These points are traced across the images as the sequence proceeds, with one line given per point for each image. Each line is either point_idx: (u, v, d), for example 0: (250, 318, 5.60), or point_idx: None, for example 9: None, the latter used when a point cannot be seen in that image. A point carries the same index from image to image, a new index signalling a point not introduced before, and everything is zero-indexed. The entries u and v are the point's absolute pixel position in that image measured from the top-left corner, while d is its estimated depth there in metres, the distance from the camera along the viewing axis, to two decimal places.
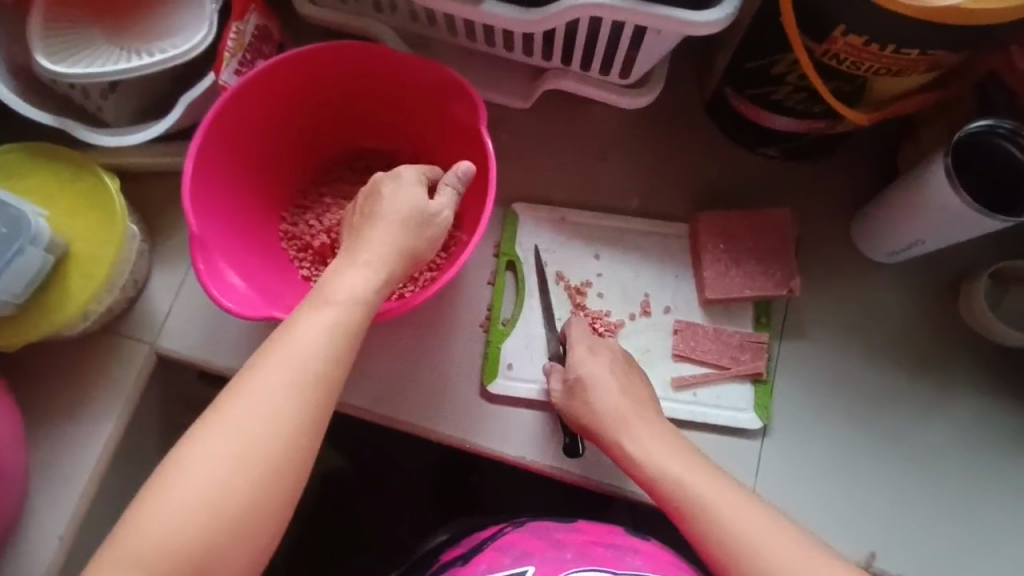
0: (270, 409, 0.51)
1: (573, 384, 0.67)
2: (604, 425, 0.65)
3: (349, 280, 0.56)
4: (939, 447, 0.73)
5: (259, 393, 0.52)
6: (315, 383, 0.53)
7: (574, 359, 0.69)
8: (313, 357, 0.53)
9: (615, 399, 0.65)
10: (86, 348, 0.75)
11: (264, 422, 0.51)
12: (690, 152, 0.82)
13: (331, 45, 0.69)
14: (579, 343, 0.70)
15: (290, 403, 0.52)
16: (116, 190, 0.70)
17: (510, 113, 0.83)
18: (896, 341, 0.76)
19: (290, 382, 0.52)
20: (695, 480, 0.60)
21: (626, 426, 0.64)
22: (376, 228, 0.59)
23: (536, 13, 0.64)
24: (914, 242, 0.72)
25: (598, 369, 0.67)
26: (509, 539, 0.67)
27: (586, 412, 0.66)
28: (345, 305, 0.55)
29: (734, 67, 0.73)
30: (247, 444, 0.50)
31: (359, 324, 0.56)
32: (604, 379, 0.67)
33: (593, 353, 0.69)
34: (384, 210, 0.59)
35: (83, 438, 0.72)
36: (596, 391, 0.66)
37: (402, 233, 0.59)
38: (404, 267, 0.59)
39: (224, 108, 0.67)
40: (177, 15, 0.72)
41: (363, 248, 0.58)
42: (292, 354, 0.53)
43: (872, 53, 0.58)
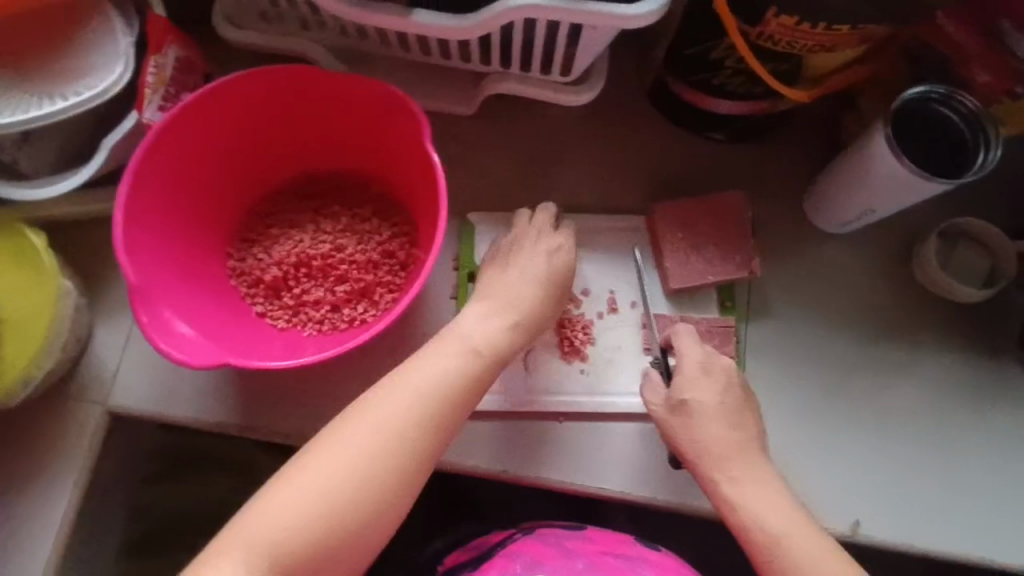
0: (399, 429, 0.56)
1: (678, 407, 0.65)
2: (702, 457, 0.63)
3: (481, 324, 0.63)
4: (908, 408, 0.75)
5: (393, 411, 0.57)
6: (447, 409, 0.59)
7: (684, 379, 0.66)
8: (446, 384, 0.59)
9: (723, 433, 0.64)
10: (32, 416, 0.70)
11: (393, 440, 0.56)
12: (639, 143, 0.81)
13: (260, 71, 0.66)
14: (690, 358, 0.67)
15: (419, 426, 0.57)
16: (43, 245, 0.65)
17: (454, 121, 0.81)
18: (857, 309, 0.78)
19: (408, 422, 0.57)
20: (764, 513, 0.60)
21: (724, 462, 0.63)
22: (512, 275, 0.67)
23: (468, 20, 0.63)
24: (865, 212, 0.73)
25: (708, 398, 0.65)
26: (519, 546, 0.66)
27: (686, 439, 0.64)
28: (483, 348, 0.62)
29: (673, 55, 0.72)
30: (374, 459, 0.55)
31: (484, 364, 0.62)
32: (713, 409, 0.65)
33: (706, 373, 0.66)
34: (516, 263, 0.67)
35: (40, 512, 0.68)
36: (701, 422, 0.64)
37: (531, 283, 0.66)
38: (528, 314, 0.66)
39: (150, 149, 0.64)
40: (84, 52, 0.68)
41: (496, 299, 0.65)
42: (427, 380, 0.59)
43: (805, 32, 0.59)
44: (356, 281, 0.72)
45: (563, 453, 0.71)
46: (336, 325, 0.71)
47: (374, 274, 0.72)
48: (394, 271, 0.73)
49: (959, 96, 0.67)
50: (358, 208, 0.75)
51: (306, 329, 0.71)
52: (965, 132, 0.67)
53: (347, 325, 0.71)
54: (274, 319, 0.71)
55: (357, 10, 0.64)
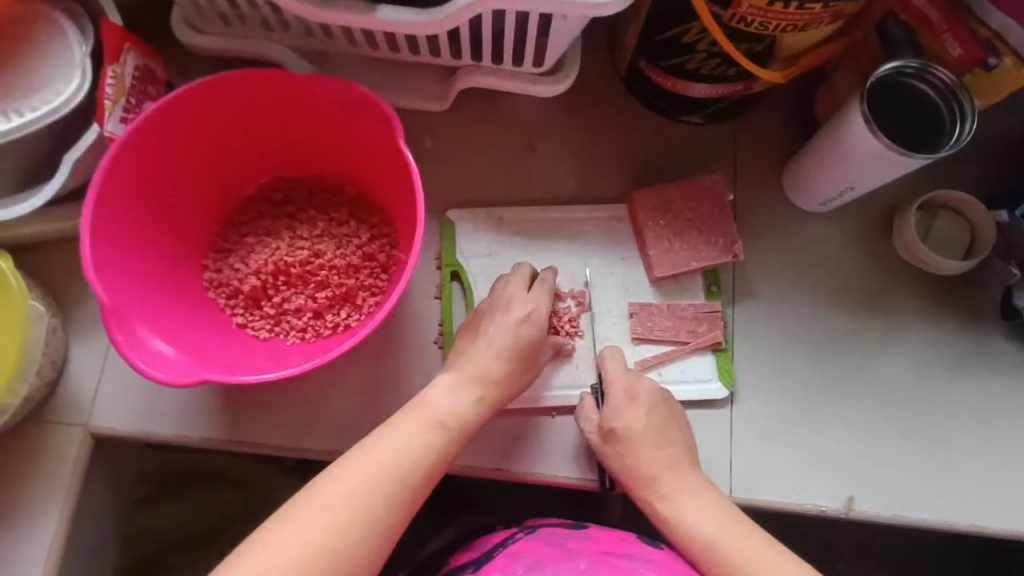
0: (372, 485, 0.58)
1: (609, 434, 0.67)
2: (637, 479, 0.65)
3: (450, 390, 0.64)
4: (896, 382, 0.76)
5: (366, 466, 0.58)
6: (420, 465, 0.60)
7: (608, 405, 0.68)
8: (418, 442, 0.61)
9: (655, 454, 0.66)
10: (12, 443, 0.68)
11: (368, 493, 0.57)
12: (616, 130, 0.80)
13: (224, 76, 0.64)
14: (615, 384, 0.68)
15: (392, 484, 0.58)
16: (9, 268, 0.62)
17: (428, 117, 0.80)
18: (842, 286, 0.78)
19: (393, 470, 0.59)
20: (700, 524, 0.62)
21: (655, 481, 0.65)
22: (481, 349, 0.66)
23: (435, 15, 0.61)
24: (845, 189, 0.73)
25: (636, 422, 0.67)
26: (520, 547, 0.64)
27: (620, 465, 0.66)
28: (449, 419, 0.63)
29: (644, 41, 0.71)
30: (350, 510, 0.56)
31: (453, 427, 0.63)
32: (641, 433, 0.66)
33: (630, 400, 0.68)
34: (490, 334, 0.67)
35: (28, 541, 0.67)
36: (633, 446, 0.66)
37: (502, 354, 0.66)
38: (500, 387, 0.65)
39: (113, 163, 0.62)
40: (39, 65, 0.66)
41: (467, 364, 0.65)
42: (400, 439, 0.61)
43: (777, 12, 0.58)
44: (337, 287, 0.70)
45: (556, 448, 0.71)
46: (320, 332, 0.70)
47: (355, 279, 0.71)
48: (375, 274, 0.71)
49: (932, 70, 0.66)
50: (335, 212, 0.73)
51: (288, 338, 0.70)
52: (940, 106, 0.68)
53: (330, 332, 0.70)
54: (255, 330, 0.70)
55: (321, 9, 0.62)
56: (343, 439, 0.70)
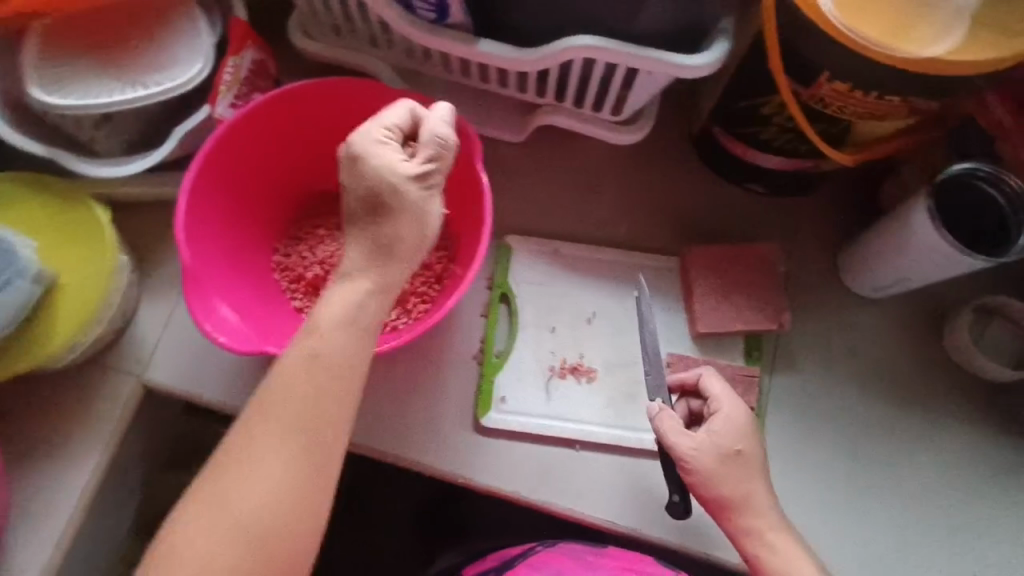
0: (318, 396, 0.54)
1: (729, 456, 0.64)
2: (740, 504, 0.63)
3: (336, 305, 0.56)
4: (926, 481, 0.74)
5: (277, 414, 0.53)
6: (341, 378, 0.55)
7: (727, 426, 0.65)
8: (340, 351, 0.55)
9: (762, 489, 0.64)
10: (72, 380, 0.73)
11: (289, 445, 0.53)
12: (680, 186, 0.83)
13: (329, 82, 0.69)
14: (734, 407, 0.66)
15: (310, 430, 0.54)
16: (107, 220, 0.69)
17: (503, 146, 0.84)
18: (883, 374, 0.78)
19: (321, 389, 0.54)
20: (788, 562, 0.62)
21: (764, 511, 0.63)
22: (354, 202, 0.57)
23: (531, 54, 0.66)
24: (900, 279, 0.73)
25: (756, 450, 0.65)
26: (541, 558, 0.69)
27: (733, 489, 0.63)
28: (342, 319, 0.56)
29: (722, 107, 0.75)
30: (296, 421, 0.53)
31: (345, 338, 0.55)
32: (757, 463, 0.65)
33: (750, 425, 0.65)
34: (381, 185, 0.56)
35: (65, 476, 0.71)
36: (747, 476, 0.64)
37: (399, 202, 0.56)
38: (399, 275, 0.57)
39: (218, 144, 0.67)
40: (169, 46, 0.72)
41: (365, 267, 0.57)
42: (305, 370, 0.54)
43: (857, 99, 0.60)
44: None
45: (575, 480, 0.73)
46: None
47: (410, 284, 0.75)
48: (430, 284, 0.76)
49: (1006, 177, 0.67)
50: None
51: None
52: (1008, 213, 0.67)
53: None
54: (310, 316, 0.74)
55: (427, 35, 0.68)
56: (370, 434, 0.73)
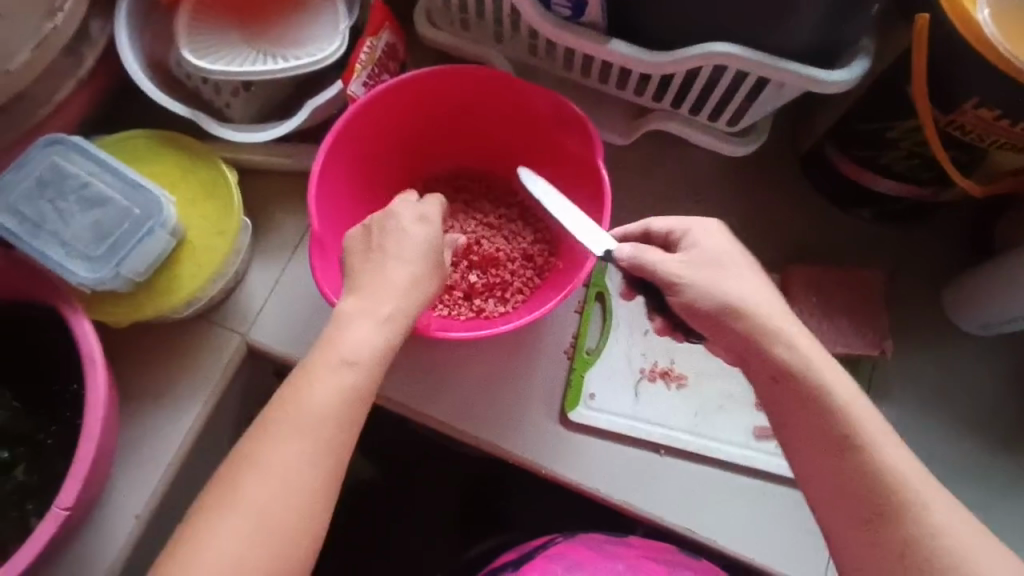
0: (314, 437, 0.54)
1: (705, 262, 0.59)
2: (756, 323, 0.57)
3: (364, 331, 0.57)
4: (1019, 528, 0.72)
5: (272, 453, 0.53)
6: (340, 419, 0.55)
7: (701, 238, 0.60)
8: (337, 394, 0.55)
9: (765, 294, 0.58)
10: (182, 332, 0.77)
11: (288, 474, 0.53)
12: (784, 204, 0.83)
13: (454, 70, 0.71)
14: (700, 221, 0.61)
15: (310, 459, 0.54)
16: (235, 183, 0.73)
17: (609, 148, 0.85)
18: (983, 414, 0.75)
19: (319, 430, 0.54)
20: (838, 387, 0.55)
21: (779, 322, 0.57)
22: (391, 267, 0.60)
23: (663, 57, 0.67)
24: (1015, 317, 0.71)
25: (740, 256, 0.59)
26: (560, 549, 0.72)
27: (743, 304, 0.57)
28: (357, 358, 0.57)
29: (843, 127, 0.74)
30: (290, 462, 0.53)
31: (351, 381, 0.56)
32: (749, 268, 0.59)
33: (722, 233, 0.61)
34: (404, 250, 0.61)
35: (169, 421, 0.74)
36: (733, 274, 0.58)
37: (422, 280, 0.61)
38: (417, 310, 0.60)
39: (351, 119, 0.70)
40: (310, 24, 0.76)
41: (381, 300, 0.59)
42: (309, 408, 0.55)
43: (1001, 128, 0.59)
44: (493, 275, 0.77)
45: (649, 482, 0.73)
46: (466, 313, 0.76)
47: (510, 273, 0.77)
48: (530, 275, 0.77)
49: None
50: (507, 209, 0.80)
51: (438, 310, 0.76)
52: None
53: (474, 314, 0.76)
54: None
55: (561, 31, 0.69)
56: (457, 415, 0.75)
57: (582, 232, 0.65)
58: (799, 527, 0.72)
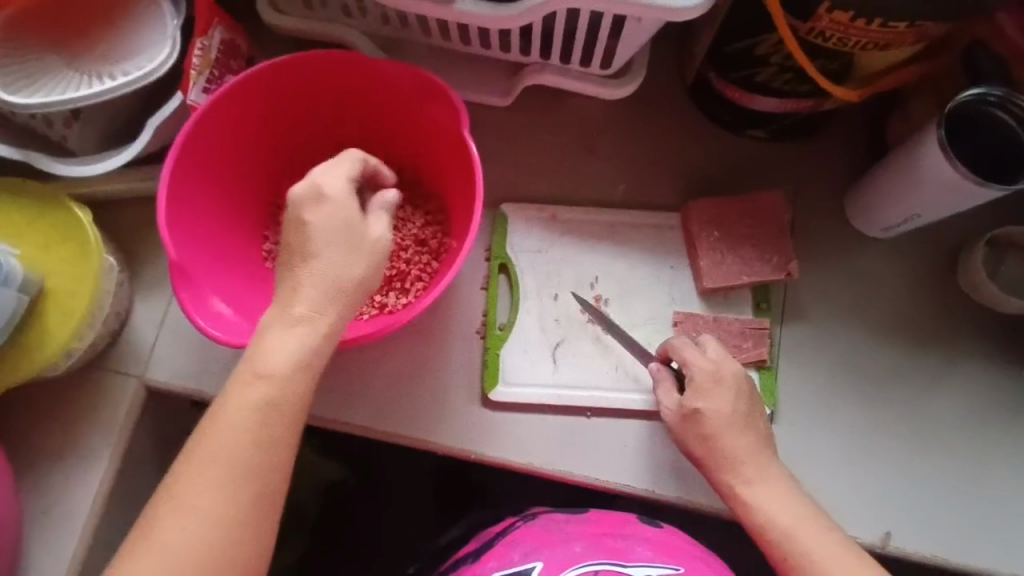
0: (238, 451, 0.51)
1: (689, 415, 0.64)
2: (719, 463, 0.62)
3: (281, 339, 0.54)
4: (944, 420, 0.73)
5: (195, 473, 0.51)
6: (264, 431, 0.52)
7: (697, 390, 0.64)
8: (259, 404, 0.52)
9: (738, 438, 0.62)
10: (72, 387, 0.72)
11: (218, 496, 0.50)
12: (678, 139, 0.80)
13: (298, 57, 0.66)
14: (703, 363, 0.65)
15: (242, 479, 0.51)
16: (88, 221, 0.67)
17: (491, 111, 0.81)
18: (897, 315, 0.76)
19: (242, 442, 0.51)
20: (782, 515, 0.60)
21: (740, 466, 0.62)
22: (300, 266, 0.55)
23: (511, 9, 0.62)
24: (911, 216, 0.71)
25: (722, 405, 0.63)
26: (519, 535, 0.68)
27: (701, 448, 0.63)
28: (281, 363, 0.53)
29: (716, 50, 0.71)
30: (216, 479, 0.50)
31: (275, 389, 0.53)
32: (724, 417, 0.63)
33: (717, 382, 0.64)
34: (314, 245, 0.55)
35: (76, 480, 0.70)
36: (716, 428, 0.63)
37: (340, 267, 0.55)
38: (348, 303, 0.56)
39: (194, 130, 0.64)
40: (136, 33, 0.69)
41: (298, 300, 0.54)
42: (232, 423, 0.52)
43: (859, 28, 0.57)
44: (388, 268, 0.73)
45: (582, 447, 0.72)
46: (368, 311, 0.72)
47: (405, 262, 0.74)
48: (428, 260, 0.74)
49: (1018, 98, 0.63)
50: None
51: None
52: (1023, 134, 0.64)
53: (376, 312, 0.72)
54: None
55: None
56: (378, 417, 0.72)
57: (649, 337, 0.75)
58: (616, 459, 0.72)
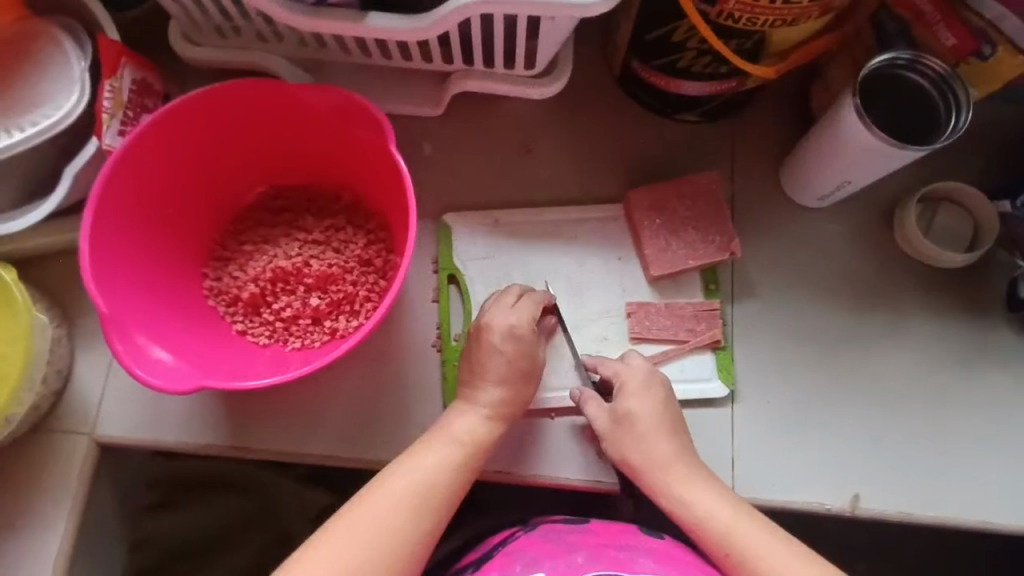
0: (431, 484, 0.60)
1: (621, 419, 0.66)
2: (648, 465, 0.64)
3: (474, 417, 0.64)
4: (899, 378, 0.75)
5: (396, 491, 0.59)
6: (455, 475, 0.61)
7: (630, 396, 0.67)
8: (454, 452, 0.62)
9: (666, 441, 0.65)
10: (19, 453, 0.69)
11: (401, 529, 0.57)
12: (612, 130, 0.80)
13: (212, 91, 0.65)
14: (632, 373, 0.68)
15: (423, 518, 0.59)
16: (14, 280, 0.64)
17: (424, 122, 0.80)
18: (843, 281, 0.77)
19: (434, 478, 0.60)
20: (705, 503, 0.62)
21: (670, 467, 0.64)
22: (500, 352, 0.66)
23: (423, 20, 0.62)
24: (842, 183, 0.72)
25: (650, 411, 0.66)
26: (520, 544, 0.67)
27: (630, 451, 0.65)
28: (468, 438, 0.63)
29: (636, 41, 0.72)
30: (413, 499, 0.59)
31: (463, 450, 0.63)
32: (650, 422, 0.66)
33: (645, 388, 0.67)
34: (523, 343, 0.66)
35: (34, 549, 0.68)
36: (645, 431, 0.65)
37: (523, 368, 0.66)
38: (512, 408, 0.66)
39: (112, 176, 0.63)
40: (41, 81, 0.67)
41: (491, 385, 0.65)
42: (432, 461, 0.61)
43: (765, 7, 0.58)
44: (334, 292, 0.71)
45: (551, 450, 0.71)
46: (318, 339, 0.70)
47: (352, 285, 0.72)
48: (374, 279, 0.72)
49: (925, 59, 0.65)
50: (331, 217, 0.74)
51: (288, 345, 0.71)
52: (936, 97, 0.66)
53: (328, 337, 0.70)
54: (255, 337, 0.71)
55: (311, 19, 0.63)
56: (340, 444, 0.71)
57: (599, 320, 0.75)
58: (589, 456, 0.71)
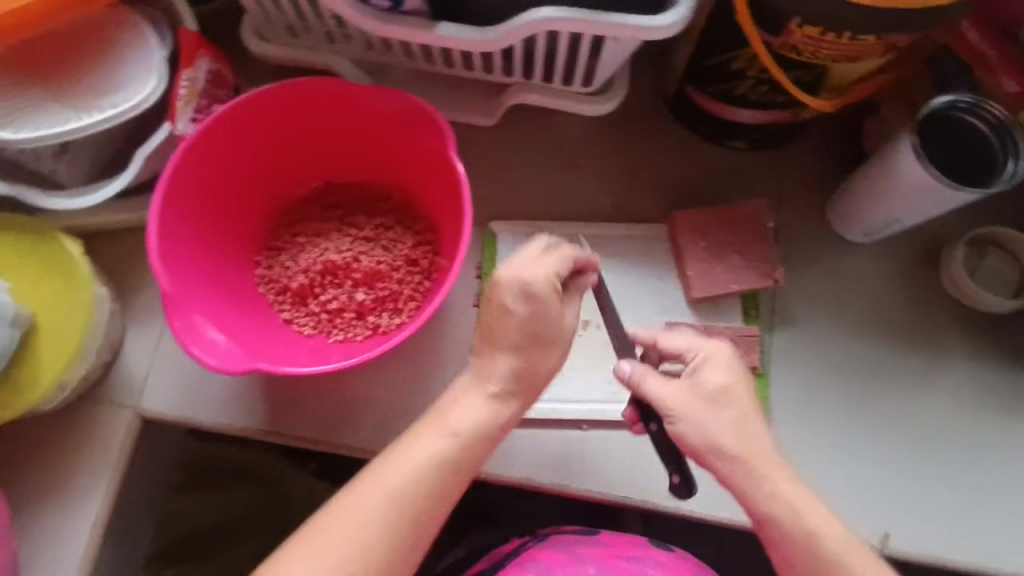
0: (411, 486, 0.57)
1: (713, 394, 0.60)
2: (739, 449, 0.59)
3: (472, 405, 0.60)
4: (936, 419, 0.74)
5: (371, 494, 0.56)
6: (438, 475, 0.58)
7: (715, 369, 0.61)
8: (437, 450, 0.58)
9: (755, 423, 0.60)
10: (66, 420, 0.72)
11: (379, 534, 0.55)
12: (661, 152, 0.81)
13: (284, 86, 0.67)
14: (715, 345, 0.62)
15: (403, 522, 0.56)
16: (79, 253, 0.67)
17: (477, 131, 0.82)
18: (884, 317, 0.77)
19: (415, 480, 0.57)
20: (794, 500, 0.58)
21: (764, 454, 0.59)
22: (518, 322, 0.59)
23: (491, 33, 0.64)
24: (892, 221, 0.72)
25: (735, 387, 0.61)
26: (531, 554, 0.67)
27: (714, 431, 0.59)
28: (463, 429, 0.59)
29: (694, 66, 0.73)
30: (390, 503, 0.56)
31: (449, 448, 0.58)
32: (740, 400, 0.60)
33: (726, 362, 0.61)
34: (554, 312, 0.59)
35: (72, 515, 0.70)
36: (740, 410, 0.60)
37: (543, 342, 0.59)
38: (523, 389, 0.61)
39: (183, 161, 0.65)
40: (121, 66, 0.70)
41: (501, 365, 0.60)
42: (410, 462, 0.57)
43: (829, 42, 0.59)
44: (380, 289, 0.73)
45: (585, 460, 0.70)
46: (360, 333, 0.72)
47: (397, 283, 0.73)
48: (420, 279, 0.73)
49: (986, 104, 0.66)
50: (382, 216, 0.76)
51: (331, 337, 0.72)
52: (994, 142, 0.67)
53: (370, 333, 0.72)
54: (300, 326, 0.72)
55: (384, 25, 0.65)
56: (373, 438, 0.72)
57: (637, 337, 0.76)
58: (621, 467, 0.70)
